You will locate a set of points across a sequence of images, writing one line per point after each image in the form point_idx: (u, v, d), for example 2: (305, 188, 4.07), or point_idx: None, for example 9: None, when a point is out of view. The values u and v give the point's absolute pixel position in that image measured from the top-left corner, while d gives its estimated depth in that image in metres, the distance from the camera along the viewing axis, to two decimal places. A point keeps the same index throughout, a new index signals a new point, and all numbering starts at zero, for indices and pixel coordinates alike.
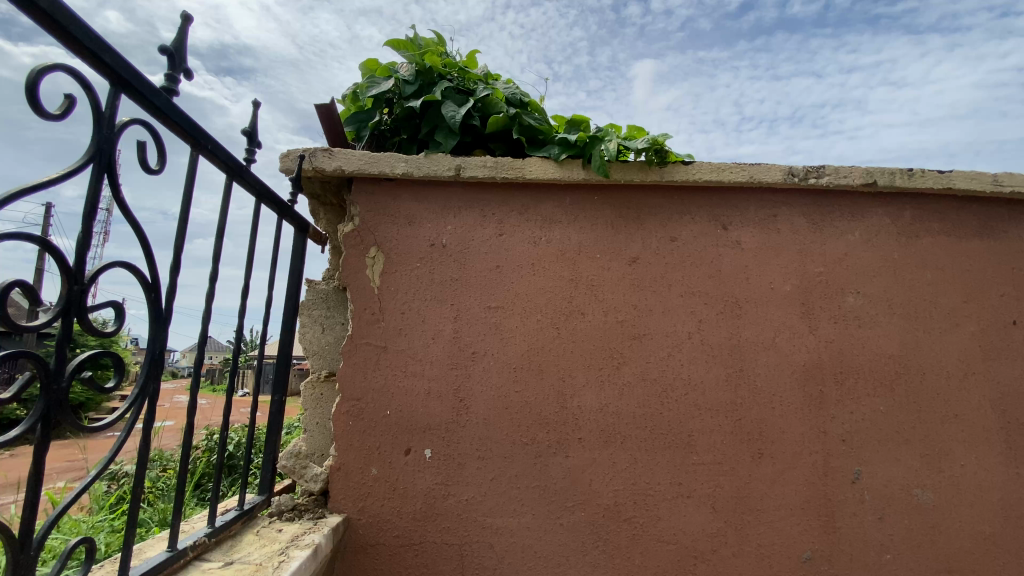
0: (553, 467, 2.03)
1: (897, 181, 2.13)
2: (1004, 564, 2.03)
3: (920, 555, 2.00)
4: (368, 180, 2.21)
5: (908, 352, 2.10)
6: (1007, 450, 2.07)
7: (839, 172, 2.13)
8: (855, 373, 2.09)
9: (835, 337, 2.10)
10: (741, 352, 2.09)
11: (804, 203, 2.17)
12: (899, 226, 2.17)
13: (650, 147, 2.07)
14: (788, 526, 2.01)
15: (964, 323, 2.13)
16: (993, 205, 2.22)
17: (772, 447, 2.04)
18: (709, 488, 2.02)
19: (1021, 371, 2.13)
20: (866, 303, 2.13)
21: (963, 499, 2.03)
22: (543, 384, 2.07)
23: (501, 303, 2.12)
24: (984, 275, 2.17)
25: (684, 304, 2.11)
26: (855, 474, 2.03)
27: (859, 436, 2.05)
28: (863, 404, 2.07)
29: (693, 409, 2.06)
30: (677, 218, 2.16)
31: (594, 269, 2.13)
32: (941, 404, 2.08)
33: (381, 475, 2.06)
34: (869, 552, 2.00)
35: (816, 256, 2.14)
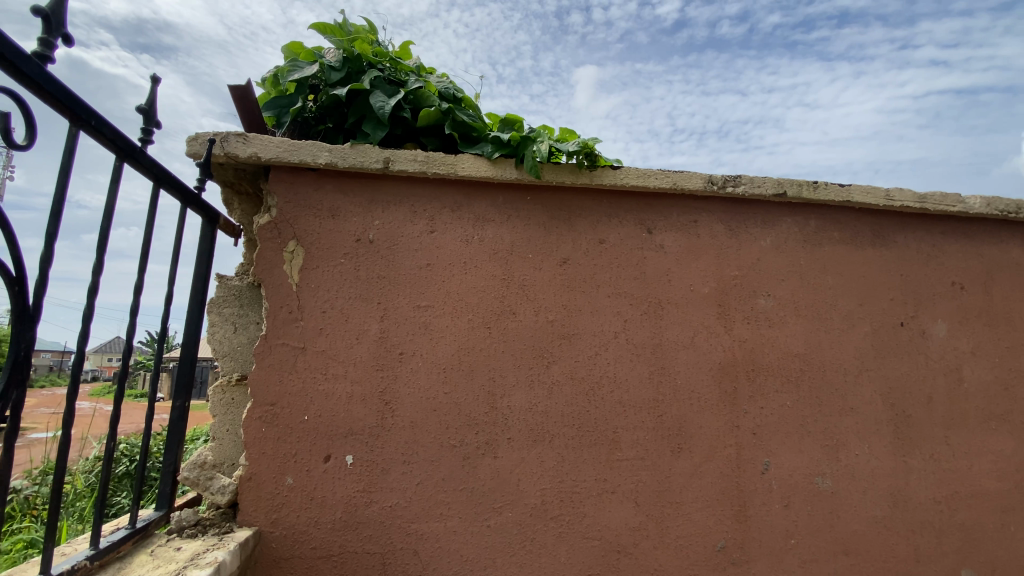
0: (480, 469, 2.00)
1: (805, 192, 2.29)
2: (892, 544, 2.22)
3: (820, 538, 2.16)
4: (288, 170, 2.07)
5: (812, 350, 2.27)
6: (894, 439, 2.28)
7: (754, 182, 2.25)
8: (765, 371, 2.22)
9: (748, 337, 2.23)
10: (663, 351, 2.16)
11: (723, 210, 2.29)
12: (805, 234, 2.34)
13: (582, 150, 2.09)
14: (704, 517, 2.10)
15: (860, 324, 2.33)
16: (885, 217, 2.43)
17: (691, 442, 2.12)
18: (632, 484, 2.07)
19: (907, 368, 2.34)
20: (776, 305, 2.27)
21: (857, 485, 2.22)
22: (472, 384, 2.03)
23: (430, 302, 2.05)
24: (876, 281, 2.38)
25: (612, 304, 2.15)
26: (764, 465, 2.16)
27: (768, 429, 2.18)
28: (772, 399, 2.20)
29: (618, 406, 2.10)
30: (606, 220, 2.20)
31: (525, 268, 2.12)
32: (839, 398, 2.26)
33: (297, 484, 1.94)
34: (776, 538, 2.14)
35: (732, 261, 2.26)
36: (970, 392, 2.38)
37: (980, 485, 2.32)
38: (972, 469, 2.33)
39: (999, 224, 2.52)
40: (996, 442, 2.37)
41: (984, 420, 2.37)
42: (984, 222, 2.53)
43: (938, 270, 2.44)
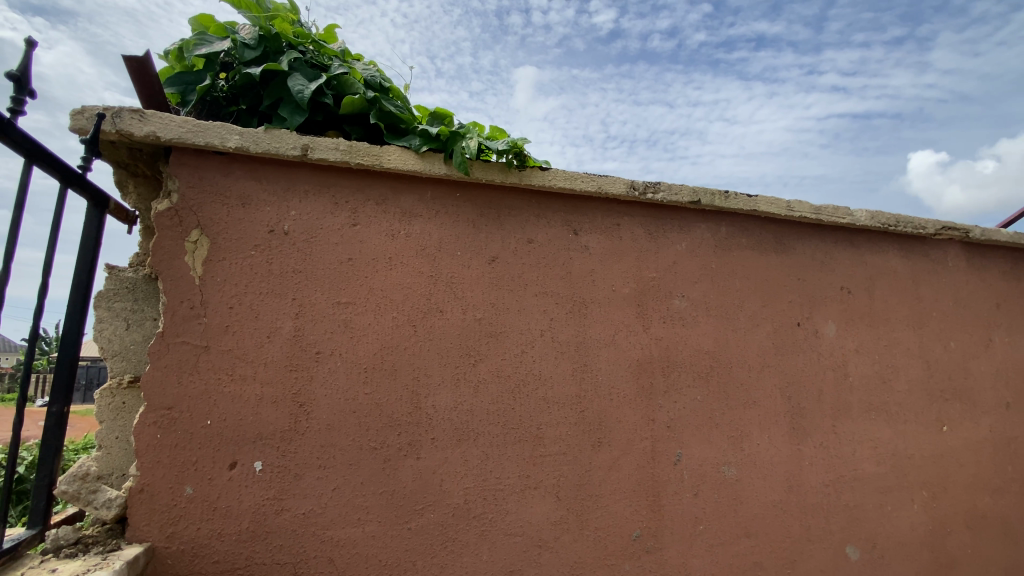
0: (402, 471, 1.95)
1: (718, 201, 2.44)
2: (788, 525, 2.43)
3: (724, 523, 2.32)
4: (192, 153, 1.89)
5: (721, 348, 2.43)
6: (790, 429, 2.49)
7: (672, 189, 2.37)
8: (679, 367, 2.34)
9: (665, 335, 2.34)
10: (586, 348, 2.21)
11: (644, 215, 2.38)
12: (716, 240, 2.50)
13: (511, 149, 2.08)
14: (621, 508, 2.18)
15: (763, 324, 2.53)
16: (786, 226, 2.65)
17: (611, 436, 2.20)
18: (554, 479, 2.11)
19: (802, 363, 2.57)
20: (690, 305, 2.41)
21: (757, 472, 2.40)
22: (394, 384, 1.97)
23: (351, 299, 1.96)
24: (777, 284, 2.59)
25: (538, 303, 2.17)
26: (677, 456, 2.28)
27: (681, 422, 2.31)
28: (684, 394, 2.33)
29: (542, 403, 2.13)
30: (534, 220, 2.22)
31: (452, 265, 2.08)
32: (744, 392, 2.43)
33: (197, 494, 1.78)
34: (686, 525, 2.26)
35: (651, 263, 2.36)
36: (854, 386, 2.65)
37: (860, 468, 2.59)
38: (854, 454, 2.60)
39: (881, 235, 2.83)
40: (874, 430, 2.65)
41: (865, 411, 2.65)
42: (868, 233, 2.83)
43: (829, 276, 2.70)
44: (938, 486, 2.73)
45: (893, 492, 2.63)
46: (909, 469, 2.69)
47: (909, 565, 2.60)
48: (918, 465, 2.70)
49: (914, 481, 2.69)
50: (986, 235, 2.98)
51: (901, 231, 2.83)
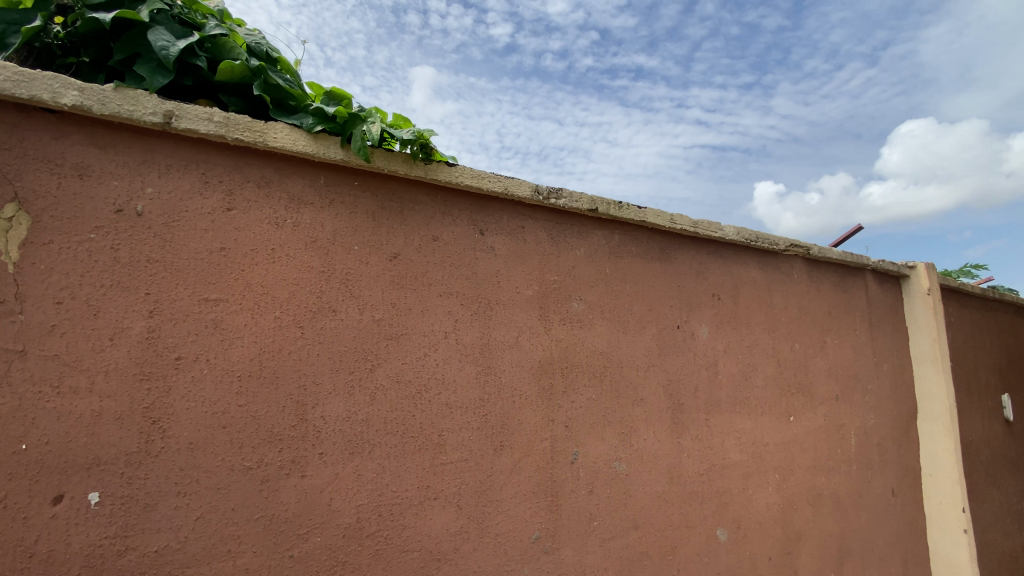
0: (282, 492, 1.70)
1: (613, 210, 2.53)
2: (670, 514, 2.56)
3: (616, 517, 2.39)
4: (10, 107, 1.49)
5: (613, 349, 2.51)
6: (672, 423, 2.65)
7: (573, 196, 2.40)
8: (577, 368, 2.38)
9: (564, 337, 2.36)
10: (489, 350, 2.15)
11: (546, 219, 2.39)
12: (611, 247, 2.58)
13: (417, 139, 1.95)
14: (521, 511, 2.14)
15: (649, 326, 2.66)
16: (670, 236, 2.83)
17: (512, 439, 2.16)
18: (455, 487, 2.01)
19: (682, 363, 2.75)
20: (587, 308, 2.45)
21: (645, 466, 2.52)
22: (275, 394, 1.72)
23: (223, 295, 1.69)
24: (662, 291, 2.75)
25: (442, 304, 2.06)
26: (574, 454, 2.31)
27: (578, 422, 2.34)
28: (581, 394, 2.37)
29: (444, 408, 2.02)
30: (438, 217, 2.10)
31: (348, 260, 1.88)
32: (632, 390, 2.54)
33: (4, 540, 1.39)
34: (582, 523, 2.29)
35: (552, 266, 2.37)
36: (724, 382, 2.90)
37: (728, 456, 2.82)
38: (724, 445, 2.82)
39: (745, 249, 3.14)
40: (740, 421, 2.91)
41: (732, 404, 2.90)
42: (735, 247, 3.13)
43: (704, 282, 2.92)
44: (789, 469, 3.04)
45: (755, 476, 2.90)
46: (767, 456, 2.98)
47: (767, 542, 2.86)
48: (773, 452, 3.00)
49: (771, 466, 2.98)
50: (823, 253, 3.42)
51: (761, 246, 3.16)
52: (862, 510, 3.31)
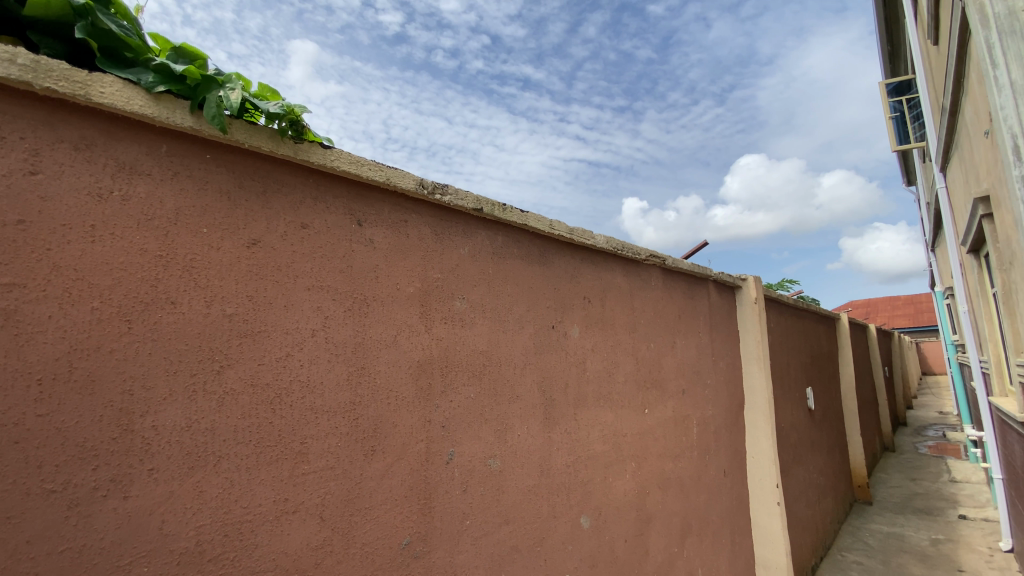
0: (99, 519, 1.15)
1: (498, 212, 2.12)
2: (538, 507, 2.16)
3: (489, 514, 1.94)
4: None
5: (494, 348, 2.07)
6: (545, 419, 2.27)
7: (458, 192, 1.96)
8: (457, 366, 1.90)
9: (445, 336, 1.88)
10: (365, 350, 1.63)
11: (429, 214, 1.90)
12: (494, 247, 2.15)
13: (286, 114, 1.50)
14: (391, 517, 1.62)
15: (527, 326, 2.25)
16: (550, 241, 2.49)
17: (386, 443, 1.64)
18: (318, 498, 1.46)
19: (556, 361, 2.40)
20: (469, 308, 1.99)
21: (518, 462, 2.10)
22: (90, 401, 1.16)
23: (19, 278, 1.11)
24: (539, 290, 2.36)
25: (309, 299, 1.51)
26: (449, 455, 1.82)
27: (456, 420, 1.87)
28: (460, 393, 1.90)
29: (308, 413, 1.47)
30: (309, 202, 1.56)
31: (192, 243, 1.34)
32: (507, 387, 2.11)
33: None
34: (455, 525, 1.81)
35: (435, 262, 1.89)
36: (591, 378, 2.64)
37: (592, 448, 2.57)
38: (589, 437, 2.55)
39: (613, 258, 2.99)
40: (603, 414, 2.70)
41: (597, 399, 2.66)
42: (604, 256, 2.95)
43: (576, 285, 2.64)
44: (642, 456, 3.00)
45: (615, 465, 2.71)
46: (625, 445, 2.85)
47: (623, 525, 2.71)
48: (631, 441, 2.90)
49: (628, 454, 2.86)
50: (675, 264, 3.65)
51: (627, 256, 3.09)
52: (700, 490, 3.60)
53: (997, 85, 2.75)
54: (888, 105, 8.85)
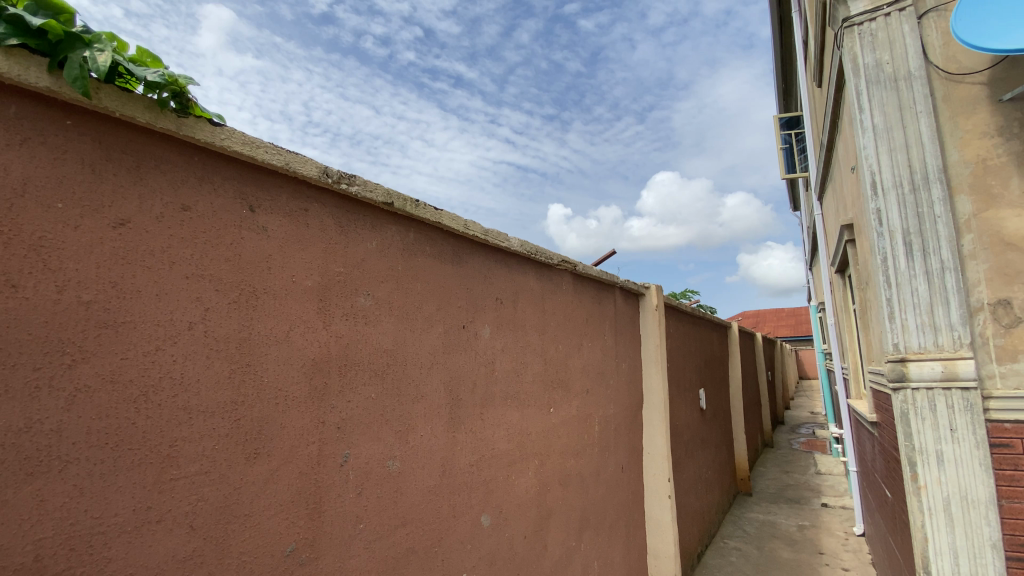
0: None
1: (409, 208, 2.08)
2: (437, 507, 2.14)
3: (385, 518, 1.89)
4: None
5: (399, 347, 2.02)
6: (450, 419, 2.26)
7: (366, 184, 1.89)
8: (356, 365, 1.83)
9: (345, 333, 1.80)
10: (251, 346, 1.51)
11: (334, 204, 1.82)
12: (404, 244, 2.10)
13: (168, 85, 1.37)
14: (274, 524, 1.53)
15: (436, 325, 2.23)
16: (464, 240, 2.49)
17: (272, 446, 1.54)
18: (188, 505, 1.34)
19: (465, 361, 2.40)
20: (374, 305, 1.93)
21: (419, 462, 2.07)
22: None
23: None
24: (449, 289, 2.34)
25: (187, 289, 1.38)
26: (343, 457, 1.75)
27: (353, 421, 1.80)
28: (359, 393, 1.83)
29: (181, 414, 1.34)
30: (193, 182, 1.43)
31: (41, 219, 1.17)
32: (412, 387, 2.07)
33: None
34: (346, 529, 1.74)
35: (337, 255, 1.80)
36: (499, 378, 2.67)
37: (496, 447, 2.59)
38: (493, 436, 2.58)
39: (526, 260, 3.05)
40: (509, 413, 2.74)
41: (504, 398, 2.70)
42: (518, 257, 3.00)
43: (489, 286, 2.65)
44: (546, 454, 3.08)
45: (518, 463, 2.76)
46: (530, 443, 2.91)
47: (523, 522, 2.76)
48: (535, 439, 2.97)
49: (531, 452, 2.92)
50: (586, 270, 3.80)
51: (540, 259, 3.16)
52: (599, 485, 3.77)
53: (862, 127, 3.17)
54: (781, 137, 9.86)
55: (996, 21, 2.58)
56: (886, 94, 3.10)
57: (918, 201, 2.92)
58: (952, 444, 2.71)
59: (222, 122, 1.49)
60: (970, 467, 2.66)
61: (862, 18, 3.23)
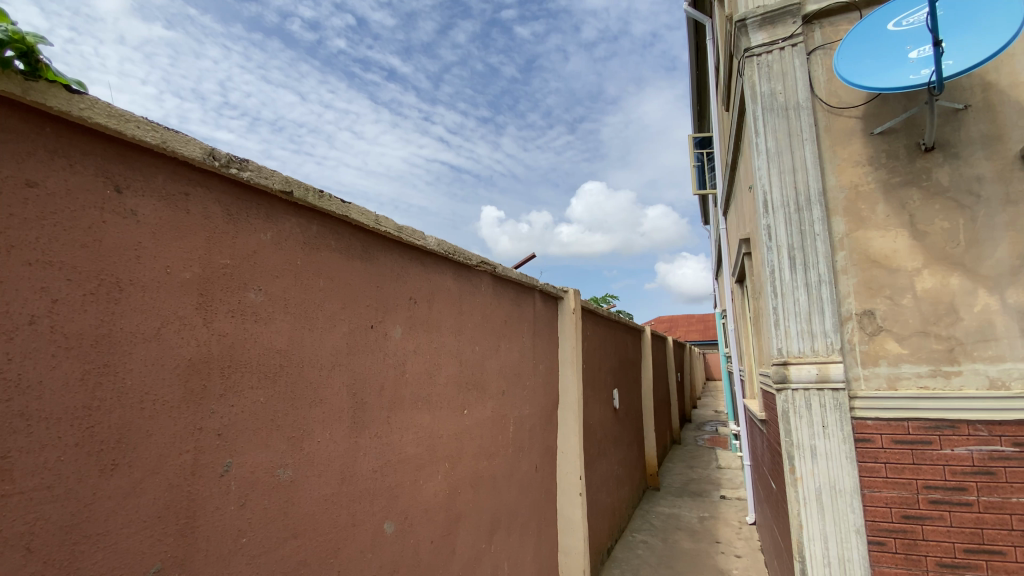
0: None
1: (312, 198, 1.97)
2: (334, 516, 2.04)
3: (272, 530, 1.76)
4: None
5: (294, 347, 1.89)
6: (351, 424, 2.16)
7: (261, 170, 1.77)
8: (242, 367, 1.69)
9: (231, 332, 1.66)
10: (112, 344, 1.35)
11: (223, 190, 1.67)
12: (305, 237, 1.98)
13: (9, 42, 1.19)
14: (136, 543, 1.37)
15: (339, 324, 2.12)
16: (374, 237, 2.40)
17: (134, 456, 1.38)
18: (23, 525, 1.17)
19: (371, 363, 2.30)
20: (266, 301, 1.79)
21: (314, 470, 1.95)
22: None
23: None
24: (356, 287, 2.24)
25: (28, 277, 1.20)
26: (224, 467, 1.61)
27: (236, 428, 1.66)
28: (244, 397, 1.69)
29: (16, 421, 1.17)
30: (41, 155, 1.25)
31: None
32: (308, 390, 1.95)
33: None
34: (224, 545, 1.60)
35: (224, 245, 1.66)
36: (409, 381, 2.59)
37: (404, 451, 2.52)
38: (401, 440, 2.50)
39: (443, 260, 3.00)
40: (419, 416, 2.67)
41: (414, 401, 2.63)
42: (435, 257, 2.95)
43: (401, 285, 2.58)
44: (457, 457, 3.04)
45: (427, 467, 2.70)
46: (440, 447, 2.86)
47: (430, 526, 2.71)
48: (446, 442, 2.92)
49: (442, 455, 2.88)
50: (505, 272, 3.82)
51: (458, 260, 3.13)
52: (512, 486, 3.79)
53: (757, 150, 3.46)
54: (694, 154, 10.58)
55: (869, 62, 2.94)
56: (777, 122, 3.41)
57: (801, 220, 3.24)
58: (824, 439, 3.02)
59: (82, 90, 1.32)
60: (838, 460, 2.99)
61: (761, 50, 3.54)
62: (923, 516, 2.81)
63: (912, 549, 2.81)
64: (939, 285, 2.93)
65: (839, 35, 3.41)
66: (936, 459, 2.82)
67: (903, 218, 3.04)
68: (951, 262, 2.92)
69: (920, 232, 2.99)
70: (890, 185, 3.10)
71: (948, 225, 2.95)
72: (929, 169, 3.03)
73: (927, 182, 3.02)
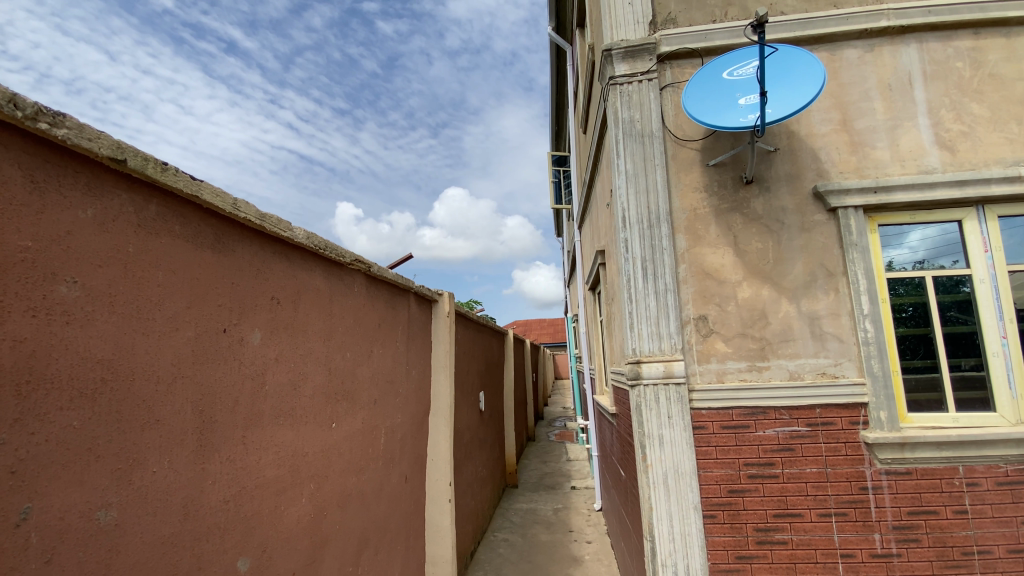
0: None
1: (153, 171, 1.62)
2: (173, 562, 1.69)
3: None
4: None
5: (123, 356, 1.52)
6: (197, 448, 1.82)
7: (84, 131, 1.40)
8: (48, 384, 1.31)
9: (32, 338, 1.28)
10: None
11: (23, 149, 1.29)
12: (141, 219, 1.62)
13: None
14: None
15: (183, 328, 1.77)
16: (230, 224, 2.06)
17: None
18: None
19: (222, 375, 1.97)
20: (83, 298, 1.41)
21: (147, 508, 1.60)
22: None
23: None
24: (207, 282, 1.90)
25: None
26: (22, 514, 1.24)
27: (38, 462, 1.28)
28: (51, 422, 1.32)
29: None
30: None
31: None
32: (141, 409, 1.59)
33: None
34: None
35: (21, 222, 1.27)
36: (269, 393, 2.28)
37: (262, 473, 2.21)
38: (258, 462, 2.18)
39: (311, 256, 2.72)
40: (281, 433, 2.37)
41: (275, 417, 2.32)
42: (303, 252, 2.65)
43: (262, 283, 2.26)
44: (323, 475, 2.77)
45: (288, 490, 2.40)
46: (304, 466, 2.57)
47: (290, 556, 2.41)
48: (311, 460, 2.63)
49: (306, 476, 2.58)
50: (379, 272, 3.61)
51: (328, 256, 2.86)
52: (380, 500, 3.58)
53: (618, 170, 3.80)
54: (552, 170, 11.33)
55: (711, 103, 3.42)
56: (635, 146, 3.78)
57: (653, 235, 3.63)
58: (669, 429, 3.42)
59: None
60: (679, 446, 3.40)
61: (623, 80, 3.89)
62: (743, 490, 3.34)
63: (735, 518, 3.32)
64: (755, 295, 3.53)
65: (685, 76, 3.92)
66: (753, 440, 3.38)
67: (730, 238, 3.60)
68: (763, 276, 3.54)
69: (742, 251, 3.58)
70: (720, 210, 3.65)
71: (762, 246, 3.57)
72: (749, 198, 3.64)
73: (747, 210, 3.63)
